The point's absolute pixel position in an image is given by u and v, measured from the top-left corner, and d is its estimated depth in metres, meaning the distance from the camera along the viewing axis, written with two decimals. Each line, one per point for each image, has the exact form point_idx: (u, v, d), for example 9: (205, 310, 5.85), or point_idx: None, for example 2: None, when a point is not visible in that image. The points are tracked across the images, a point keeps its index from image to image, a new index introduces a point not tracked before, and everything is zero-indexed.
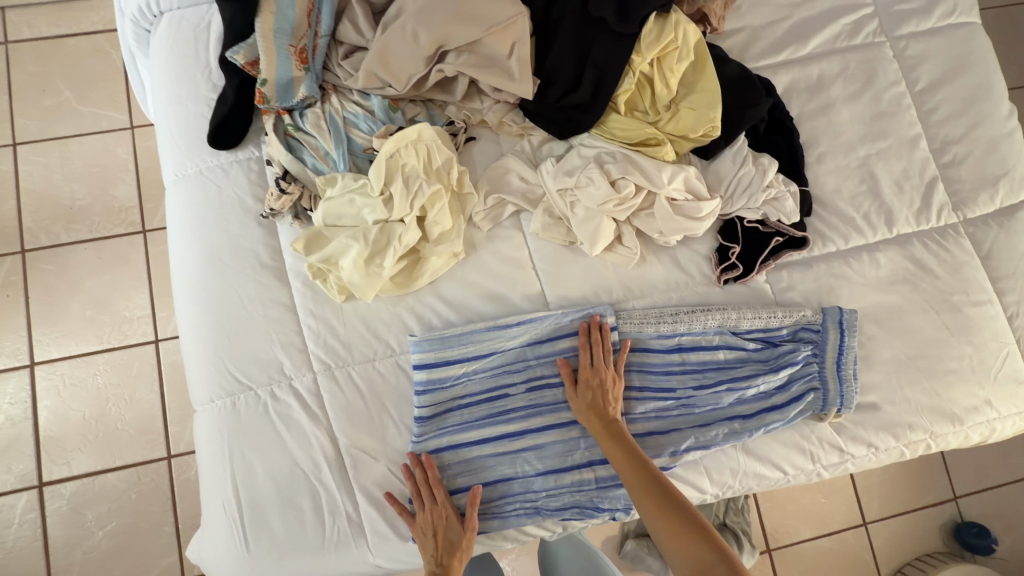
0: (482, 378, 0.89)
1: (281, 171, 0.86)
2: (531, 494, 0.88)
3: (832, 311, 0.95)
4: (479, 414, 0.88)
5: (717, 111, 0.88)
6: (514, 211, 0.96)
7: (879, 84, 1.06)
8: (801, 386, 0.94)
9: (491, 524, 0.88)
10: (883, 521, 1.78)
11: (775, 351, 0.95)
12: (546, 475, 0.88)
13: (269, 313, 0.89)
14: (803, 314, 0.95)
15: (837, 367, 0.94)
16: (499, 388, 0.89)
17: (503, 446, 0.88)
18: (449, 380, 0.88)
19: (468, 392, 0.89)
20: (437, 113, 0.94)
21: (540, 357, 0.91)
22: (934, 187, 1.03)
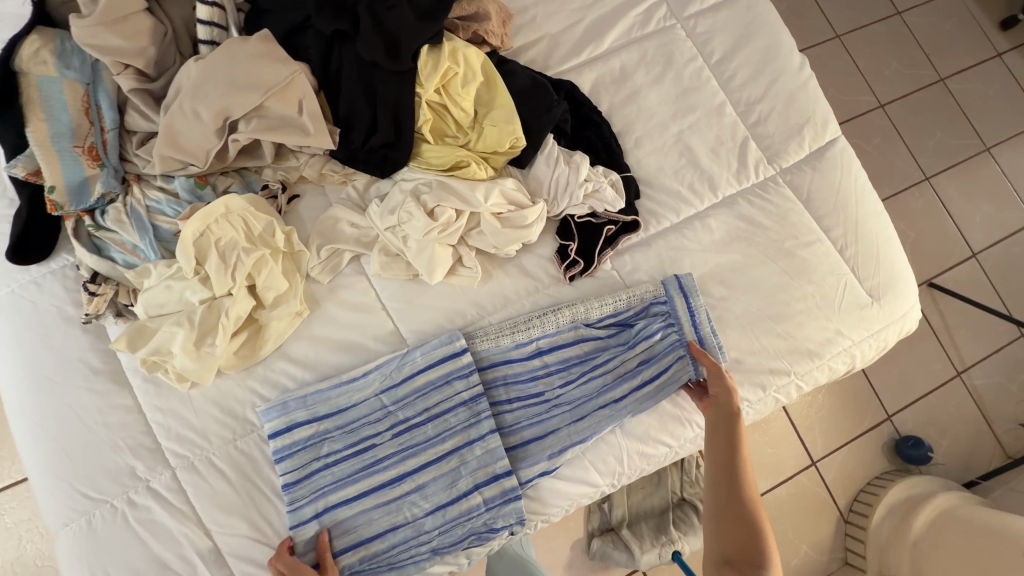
0: (344, 433, 0.88)
1: (90, 273, 0.84)
2: (423, 536, 0.87)
3: (670, 281, 1.00)
4: (350, 469, 0.87)
5: (516, 122, 0.92)
6: (352, 257, 0.96)
7: (678, 64, 1.13)
8: (669, 358, 0.97)
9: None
10: (831, 456, 1.83)
11: (630, 332, 0.99)
12: (434, 512, 0.87)
13: (113, 418, 0.85)
14: (645, 291, 1.00)
15: (694, 327, 0.99)
16: (365, 439, 0.88)
17: (383, 495, 0.87)
18: (310, 444, 0.87)
19: (332, 450, 0.87)
20: (253, 179, 0.95)
21: (398, 401, 0.90)
22: (747, 146, 1.11)
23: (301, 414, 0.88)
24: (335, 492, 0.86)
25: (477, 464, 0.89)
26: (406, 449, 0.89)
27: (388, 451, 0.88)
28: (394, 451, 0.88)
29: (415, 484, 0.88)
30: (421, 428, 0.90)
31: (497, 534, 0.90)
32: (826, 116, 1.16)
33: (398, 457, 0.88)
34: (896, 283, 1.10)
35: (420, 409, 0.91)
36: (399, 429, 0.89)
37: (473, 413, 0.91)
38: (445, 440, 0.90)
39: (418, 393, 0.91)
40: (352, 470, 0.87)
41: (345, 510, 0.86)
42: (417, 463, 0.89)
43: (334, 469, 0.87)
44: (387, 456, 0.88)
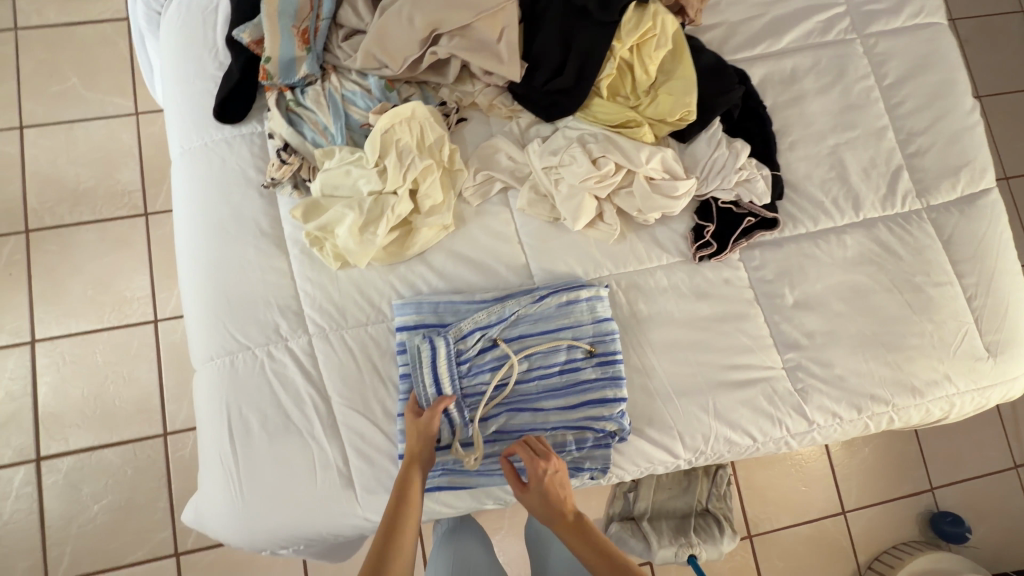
0: (462, 350, 0.93)
1: (282, 143, 0.91)
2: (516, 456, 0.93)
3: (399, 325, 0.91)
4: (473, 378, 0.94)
5: (693, 96, 0.95)
6: (502, 187, 1.01)
7: (849, 78, 1.12)
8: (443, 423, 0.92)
9: (474, 481, 0.93)
10: (860, 509, 1.82)
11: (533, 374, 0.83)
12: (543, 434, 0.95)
13: (269, 278, 0.94)
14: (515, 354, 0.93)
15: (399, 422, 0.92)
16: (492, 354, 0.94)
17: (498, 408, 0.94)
18: (430, 354, 0.91)
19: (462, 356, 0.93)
20: (431, 95, 1.00)
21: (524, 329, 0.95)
22: (899, 175, 1.10)
23: (432, 319, 0.94)
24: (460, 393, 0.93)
25: (573, 408, 0.94)
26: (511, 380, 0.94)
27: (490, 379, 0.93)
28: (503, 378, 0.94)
29: (529, 404, 0.95)
30: (536, 360, 0.95)
31: (580, 475, 0.96)
32: (986, 165, 1.13)
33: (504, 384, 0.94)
34: (1016, 345, 1.08)
35: (537, 343, 0.96)
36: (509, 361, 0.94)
37: (580, 360, 0.96)
38: (552, 379, 0.95)
39: (539, 328, 0.96)
40: (457, 385, 0.92)
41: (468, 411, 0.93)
42: (522, 391, 0.94)
43: (436, 387, 0.91)
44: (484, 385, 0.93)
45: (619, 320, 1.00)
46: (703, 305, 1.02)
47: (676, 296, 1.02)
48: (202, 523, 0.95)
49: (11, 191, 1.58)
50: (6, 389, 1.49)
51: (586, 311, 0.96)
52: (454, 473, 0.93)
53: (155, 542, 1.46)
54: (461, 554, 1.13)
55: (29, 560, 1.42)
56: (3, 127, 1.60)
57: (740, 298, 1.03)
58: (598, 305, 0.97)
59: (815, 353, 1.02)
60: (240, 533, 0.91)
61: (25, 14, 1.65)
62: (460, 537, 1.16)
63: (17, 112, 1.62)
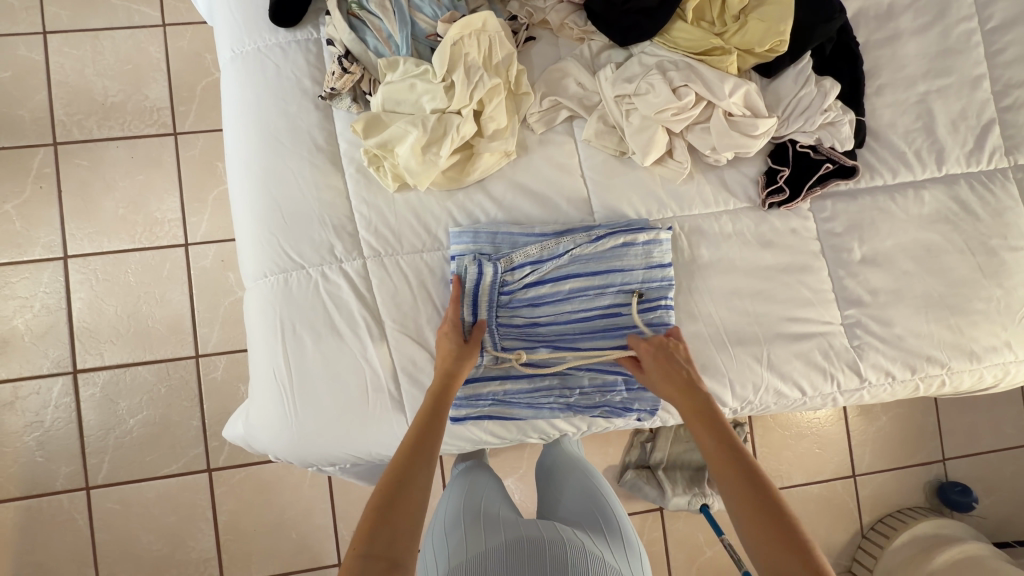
0: (505, 283, 0.90)
1: (343, 50, 0.86)
2: (566, 391, 0.92)
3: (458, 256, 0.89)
4: (520, 307, 0.91)
5: (788, 24, 0.87)
6: (568, 116, 0.95)
7: (949, 19, 1.03)
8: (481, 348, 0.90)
9: (524, 413, 0.93)
10: (871, 474, 1.85)
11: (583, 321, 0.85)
12: (584, 372, 0.93)
13: (323, 197, 0.91)
14: (569, 284, 0.91)
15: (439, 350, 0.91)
16: (537, 289, 0.91)
17: (534, 341, 0.92)
18: (474, 283, 0.89)
19: (508, 285, 0.90)
20: (499, 8, 0.93)
21: (575, 269, 0.91)
22: (989, 130, 1.03)
23: (482, 248, 0.91)
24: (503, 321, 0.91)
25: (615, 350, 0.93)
26: (548, 317, 0.92)
27: (527, 316, 0.92)
28: (541, 316, 0.92)
29: (569, 342, 0.93)
30: (582, 301, 0.92)
31: (628, 415, 0.95)
32: None
33: (543, 320, 0.92)
34: None
35: (586, 283, 0.91)
36: (549, 298, 0.91)
37: (629, 305, 0.92)
38: (593, 322, 0.92)
39: (592, 269, 0.91)
40: (497, 313, 0.90)
41: (509, 340, 0.92)
42: (559, 329, 0.92)
43: (474, 310, 0.90)
44: (519, 320, 0.92)
45: (679, 264, 0.97)
46: (766, 254, 0.98)
47: (739, 242, 0.98)
48: (253, 434, 0.97)
49: (38, 100, 1.52)
50: (42, 303, 1.50)
51: (640, 256, 0.91)
52: (504, 404, 0.92)
53: (190, 457, 1.51)
54: (471, 483, 1.09)
55: (69, 466, 1.48)
56: (27, 30, 1.53)
57: (806, 250, 0.99)
58: (656, 250, 0.92)
59: (877, 311, 0.99)
60: (293, 448, 0.92)
61: None
62: (473, 472, 1.13)
63: (40, 16, 1.53)
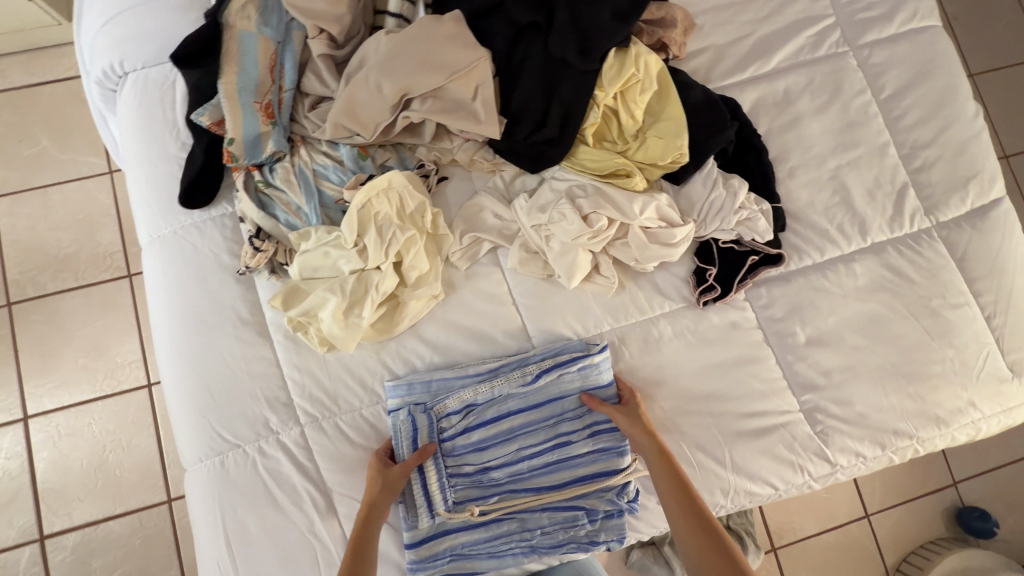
0: (445, 433, 0.89)
1: (254, 228, 0.86)
2: (527, 534, 0.88)
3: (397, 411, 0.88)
4: (467, 453, 0.89)
5: (685, 139, 0.89)
6: (491, 247, 0.96)
7: (845, 95, 1.07)
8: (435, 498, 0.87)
9: (486, 564, 0.88)
10: (886, 511, 1.75)
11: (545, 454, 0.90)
12: (541, 511, 0.89)
13: (253, 369, 0.89)
14: (511, 421, 0.90)
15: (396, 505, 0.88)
16: (481, 432, 0.89)
17: (486, 485, 0.89)
18: (412, 436, 0.87)
19: (449, 434, 0.89)
20: (407, 155, 0.95)
21: (514, 406, 0.90)
22: (905, 194, 1.04)
23: (418, 400, 0.89)
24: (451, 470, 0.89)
25: (569, 484, 0.90)
26: (499, 460, 0.89)
27: (476, 462, 0.89)
28: (491, 459, 0.89)
29: (522, 482, 0.90)
30: (530, 436, 0.90)
31: (597, 549, 0.90)
32: (995, 173, 1.07)
33: (491, 464, 0.89)
34: None
35: (528, 419, 0.90)
36: (494, 440, 0.89)
37: (575, 433, 0.91)
38: (545, 456, 0.90)
39: (532, 402, 0.91)
40: (444, 465, 0.88)
41: (461, 488, 0.89)
42: (511, 470, 0.89)
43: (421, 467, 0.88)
44: (468, 467, 0.89)
45: (625, 377, 0.95)
46: (712, 349, 0.97)
47: (682, 343, 0.97)
48: None
49: None
50: (5, 469, 1.44)
51: (577, 380, 0.91)
52: (464, 558, 0.88)
53: None
54: None
55: None
56: None
57: (750, 340, 0.98)
58: (592, 372, 0.91)
59: (833, 392, 0.97)
60: None
61: None
62: None
63: None
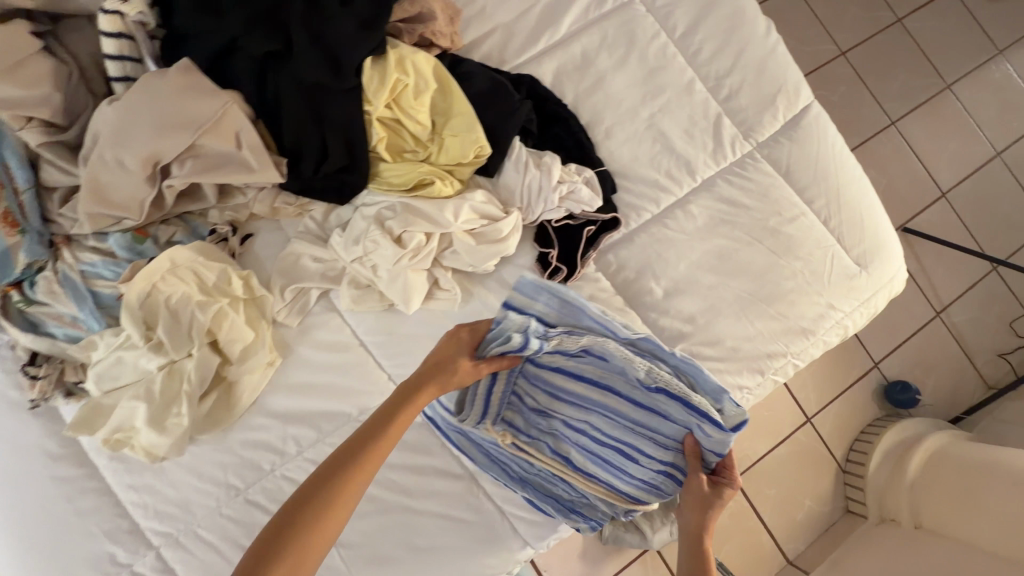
0: (539, 358, 0.83)
1: (29, 354, 0.77)
2: (530, 471, 0.89)
3: (540, 298, 0.79)
4: (542, 389, 0.85)
5: (479, 130, 0.85)
6: (320, 293, 0.89)
7: (641, 43, 1.06)
8: (496, 401, 0.83)
9: (481, 462, 0.89)
10: (824, 410, 1.66)
11: (608, 424, 0.84)
12: (552, 473, 0.88)
13: (81, 505, 0.79)
14: (615, 387, 0.83)
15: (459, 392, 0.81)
16: (563, 380, 0.84)
17: (524, 433, 0.86)
18: (507, 348, 0.76)
19: (568, 366, 0.83)
20: (199, 223, 0.86)
21: (627, 391, 0.82)
22: (721, 124, 1.05)
23: (539, 312, 0.80)
24: (528, 389, 0.85)
25: (594, 476, 0.88)
26: (564, 415, 0.86)
27: (545, 403, 0.86)
28: (553, 412, 0.86)
29: (557, 442, 0.87)
30: (608, 421, 0.84)
31: (565, 520, 0.91)
32: (798, 83, 1.11)
33: (540, 412, 0.86)
34: (882, 250, 1.08)
35: (612, 408, 0.83)
36: (566, 396, 0.85)
37: (644, 454, 0.84)
38: (600, 446, 0.85)
39: (635, 399, 0.82)
40: (502, 398, 0.84)
41: None
42: (557, 425, 0.87)
43: (491, 380, 0.82)
44: (536, 402, 0.86)
45: None
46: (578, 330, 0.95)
47: None
48: None
49: None
50: None
51: (682, 420, 0.81)
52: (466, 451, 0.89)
53: None
54: None
55: None
56: None
57: (612, 309, 0.96)
58: (700, 426, 0.79)
59: (702, 335, 0.98)
60: None
61: None
62: None
63: None
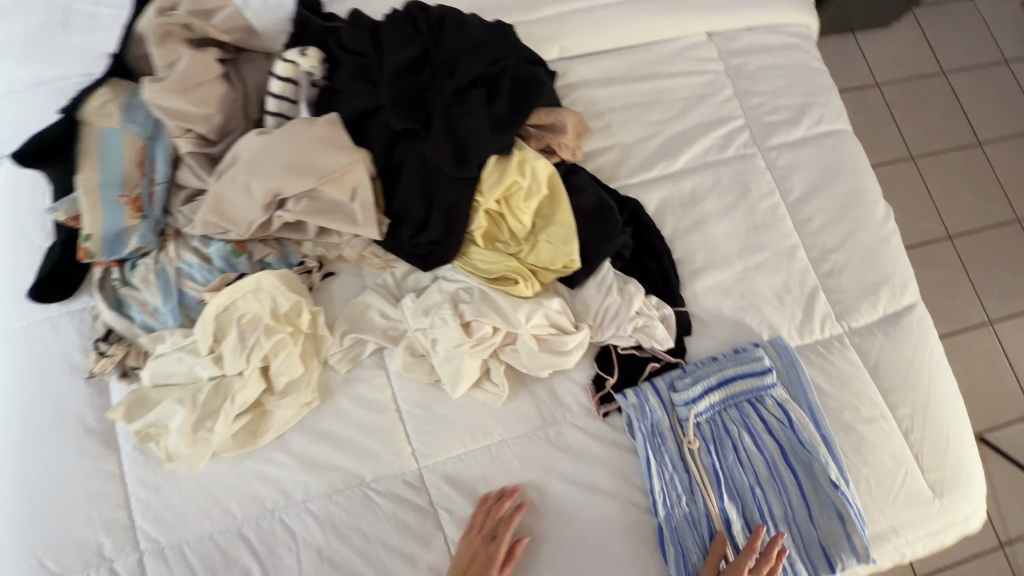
0: (763, 401, 0.92)
1: (106, 330, 0.82)
2: (688, 497, 0.88)
3: (773, 347, 0.96)
4: (737, 431, 0.91)
5: (574, 245, 0.86)
6: (376, 348, 0.90)
7: (753, 196, 1.06)
8: (709, 410, 0.91)
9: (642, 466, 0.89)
10: None
11: (773, 490, 0.89)
12: (703, 511, 0.87)
13: (92, 486, 0.80)
14: (805, 466, 0.89)
15: (717, 386, 0.92)
16: (753, 433, 0.91)
17: (703, 456, 0.89)
18: (747, 374, 0.92)
19: (770, 421, 0.92)
20: (292, 250, 0.91)
21: (805, 474, 0.89)
22: (815, 298, 1.02)
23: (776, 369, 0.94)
24: (729, 425, 0.91)
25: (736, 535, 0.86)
26: (742, 462, 0.90)
27: (725, 444, 0.90)
28: (730, 455, 0.90)
29: (728, 485, 0.89)
30: (777, 489, 0.89)
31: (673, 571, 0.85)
32: (906, 279, 1.06)
33: (719, 450, 0.90)
34: (963, 483, 0.97)
35: (786, 481, 0.89)
36: (756, 449, 0.90)
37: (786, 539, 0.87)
38: (759, 507, 0.88)
39: (806, 485, 0.89)
40: (707, 417, 0.91)
41: (677, 437, 0.90)
42: (733, 469, 0.89)
43: (716, 396, 0.91)
44: (716, 438, 0.90)
45: (515, 494, 0.87)
46: (612, 459, 0.89)
47: (580, 458, 0.89)
48: None
49: None
50: None
51: (833, 531, 0.86)
52: (645, 447, 0.89)
53: None
54: None
55: None
56: None
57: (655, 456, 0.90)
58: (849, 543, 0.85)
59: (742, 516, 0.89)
60: None
61: None
62: None
63: None
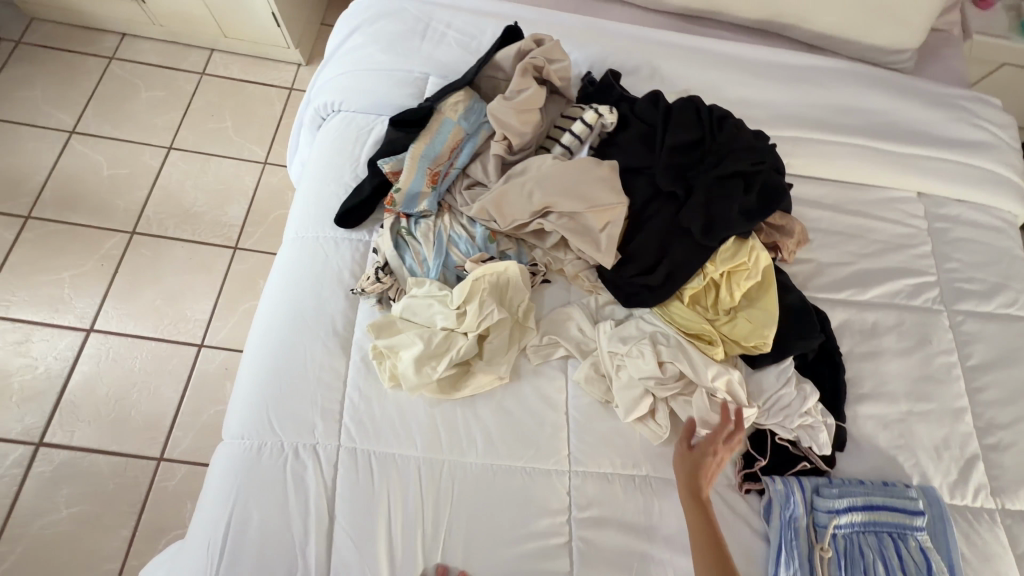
0: (904, 540, 0.94)
1: (383, 262, 1.01)
2: None
3: (926, 497, 0.98)
4: (872, 557, 0.93)
5: (772, 330, 0.95)
6: (564, 354, 1.03)
7: (931, 348, 1.11)
8: (849, 526, 0.94)
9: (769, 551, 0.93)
10: None
11: None
12: None
13: (322, 377, 0.97)
14: None
15: (864, 507, 0.94)
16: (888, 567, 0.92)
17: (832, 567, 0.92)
18: (897, 508, 0.95)
19: (908, 562, 0.92)
20: (525, 252, 1.08)
21: None
22: (973, 464, 1.03)
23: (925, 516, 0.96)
24: (864, 548, 0.93)
25: None
26: None
27: (857, 565, 0.92)
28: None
29: None
30: None
31: None
32: None
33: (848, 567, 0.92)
34: None
35: None
36: None
37: None
38: None
39: None
40: (845, 531, 0.94)
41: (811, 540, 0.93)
42: None
43: (861, 517, 0.94)
44: (848, 555, 0.93)
45: (646, 529, 0.93)
46: (742, 535, 0.94)
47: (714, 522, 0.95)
48: None
49: (136, 196, 1.82)
50: (47, 367, 1.56)
51: None
52: (778, 535, 0.93)
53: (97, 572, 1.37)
54: None
55: None
56: (157, 145, 1.91)
57: None
58: None
59: None
60: None
61: (217, 65, 2.09)
62: None
63: (173, 136, 1.94)
